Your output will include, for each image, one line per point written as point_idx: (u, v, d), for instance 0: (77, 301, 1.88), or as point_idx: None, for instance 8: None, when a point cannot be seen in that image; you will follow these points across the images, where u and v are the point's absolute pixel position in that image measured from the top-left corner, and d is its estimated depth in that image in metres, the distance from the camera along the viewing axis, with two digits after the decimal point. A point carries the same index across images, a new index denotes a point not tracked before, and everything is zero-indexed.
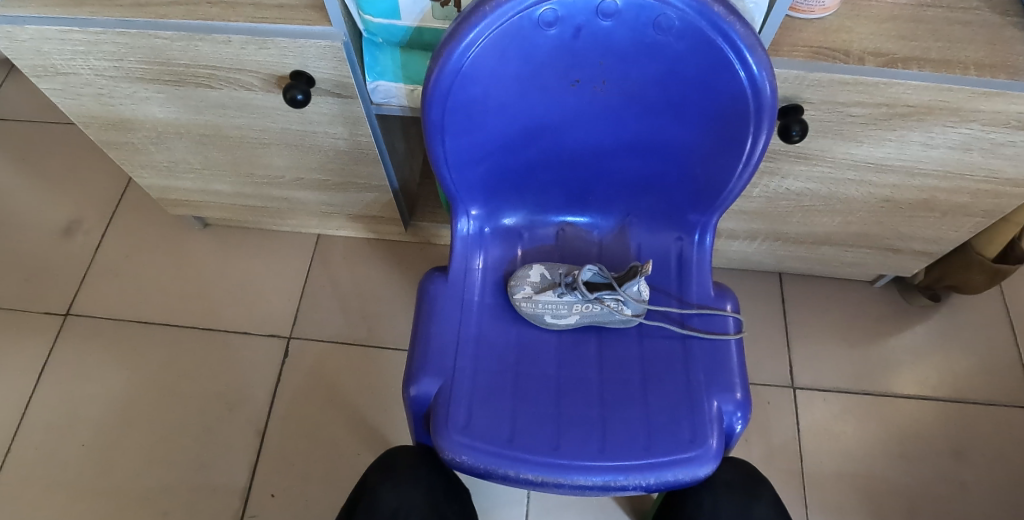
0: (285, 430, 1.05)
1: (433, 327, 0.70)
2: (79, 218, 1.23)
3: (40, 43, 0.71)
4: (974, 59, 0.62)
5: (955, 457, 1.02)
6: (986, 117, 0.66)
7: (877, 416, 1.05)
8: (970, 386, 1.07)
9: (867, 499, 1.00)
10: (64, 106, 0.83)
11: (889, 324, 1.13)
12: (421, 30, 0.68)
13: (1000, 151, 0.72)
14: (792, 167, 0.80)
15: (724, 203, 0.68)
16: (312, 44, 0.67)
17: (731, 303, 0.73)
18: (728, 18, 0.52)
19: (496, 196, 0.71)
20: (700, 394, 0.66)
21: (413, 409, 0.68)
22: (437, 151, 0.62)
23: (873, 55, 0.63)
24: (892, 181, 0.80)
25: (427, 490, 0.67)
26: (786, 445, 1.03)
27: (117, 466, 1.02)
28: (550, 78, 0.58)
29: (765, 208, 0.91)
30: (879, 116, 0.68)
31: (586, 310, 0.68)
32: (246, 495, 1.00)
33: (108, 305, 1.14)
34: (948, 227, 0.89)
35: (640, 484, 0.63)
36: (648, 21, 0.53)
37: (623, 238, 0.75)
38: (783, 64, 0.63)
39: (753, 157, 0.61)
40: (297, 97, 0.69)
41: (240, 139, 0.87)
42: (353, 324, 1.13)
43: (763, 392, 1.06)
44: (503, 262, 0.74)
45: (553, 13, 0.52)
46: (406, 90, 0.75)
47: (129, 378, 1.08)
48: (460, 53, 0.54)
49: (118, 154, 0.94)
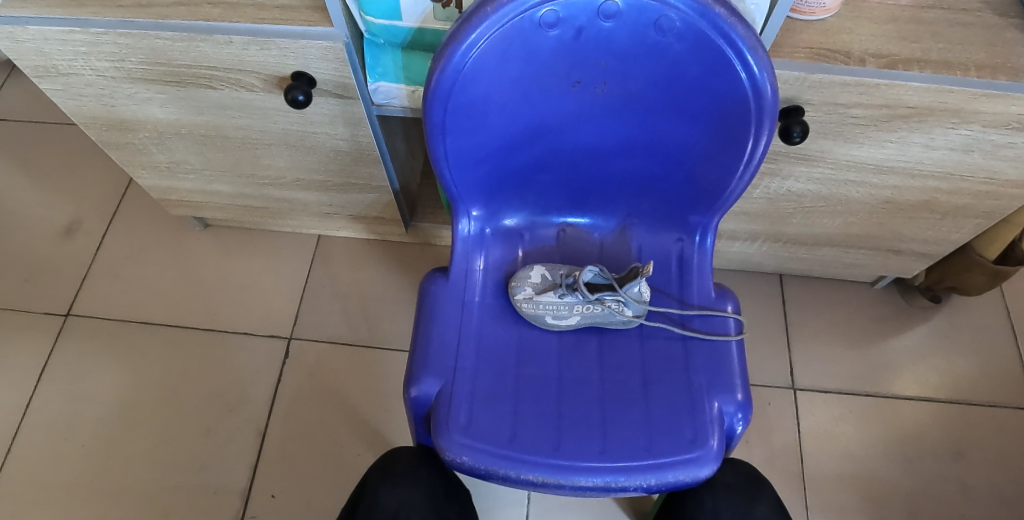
0: (285, 431, 1.05)
1: (434, 328, 0.70)
2: (79, 218, 1.23)
3: (41, 44, 0.71)
4: (975, 60, 0.62)
5: (955, 458, 1.02)
6: (987, 119, 0.66)
7: (877, 417, 1.05)
8: (971, 388, 1.07)
9: (868, 500, 1.00)
10: (65, 106, 0.83)
11: (889, 325, 1.13)
12: (422, 31, 0.68)
13: (1000, 153, 0.72)
14: (792, 168, 0.80)
15: (725, 205, 0.68)
16: (313, 45, 0.67)
17: (732, 304, 0.73)
18: (729, 19, 0.52)
19: (497, 196, 0.71)
20: (700, 395, 0.66)
21: (413, 410, 0.68)
22: (437, 152, 0.62)
23: (874, 56, 0.63)
24: (893, 182, 0.80)
25: (427, 490, 0.67)
26: (787, 446, 1.03)
27: (118, 466, 1.02)
28: (551, 79, 0.58)
29: (765, 210, 0.91)
30: (880, 118, 0.68)
31: (587, 311, 0.68)
32: (246, 496, 1.00)
33: (109, 305, 1.14)
34: (949, 228, 0.89)
35: (640, 485, 0.63)
36: (649, 22, 0.53)
37: (623, 239, 0.75)
38: (783, 66, 0.63)
39: (753, 158, 0.61)
40: (298, 98, 0.69)
41: (241, 140, 0.87)
42: (354, 324, 1.13)
43: (764, 393, 1.06)
44: (503, 262, 0.74)
45: (554, 14, 0.52)
46: (407, 91, 0.75)
47: (130, 379, 1.08)
48: (461, 54, 0.54)
49: (119, 154, 0.94)
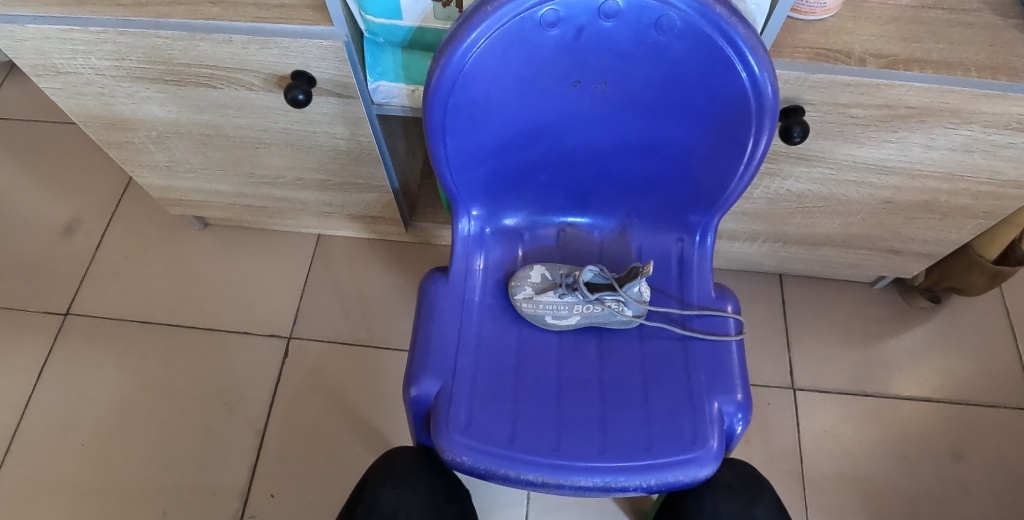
0: (285, 431, 1.04)
1: (433, 328, 0.70)
2: (79, 217, 1.23)
3: (40, 42, 0.71)
4: (975, 61, 0.62)
5: (955, 459, 1.02)
6: (987, 119, 0.66)
7: (876, 417, 1.05)
8: (970, 389, 1.07)
9: (867, 500, 1.00)
10: (64, 105, 0.83)
11: (889, 325, 1.13)
12: (422, 30, 0.68)
13: (1001, 153, 0.71)
14: (792, 169, 0.80)
15: (725, 205, 0.68)
16: (313, 44, 0.66)
17: (732, 304, 0.72)
18: (730, 19, 0.52)
19: (497, 196, 0.71)
20: (700, 395, 0.66)
21: (413, 410, 0.68)
22: (437, 152, 0.62)
23: (874, 56, 0.63)
24: (893, 183, 0.80)
25: (427, 491, 0.67)
26: (786, 447, 1.03)
27: (117, 465, 1.02)
28: (551, 79, 0.58)
29: (765, 210, 0.91)
30: (881, 117, 0.68)
31: (587, 311, 0.68)
32: (245, 496, 1.00)
33: (108, 304, 1.14)
34: (948, 229, 0.89)
35: (640, 485, 0.63)
36: (650, 21, 0.52)
37: (623, 239, 0.75)
38: (784, 65, 0.63)
39: (754, 157, 0.61)
40: (297, 97, 0.69)
41: (240, 139, 0.87)
42: (354, 324, 1.13)
43: (763, 393, 1.07)
44: (503, 262, 0.74)
45: (555, 13, 0.52)
46: (407, 91, 0.75)
47: (129, 378, 1.08)
48: (461, 53, 0.54)
49: (118, 153, 0.94)
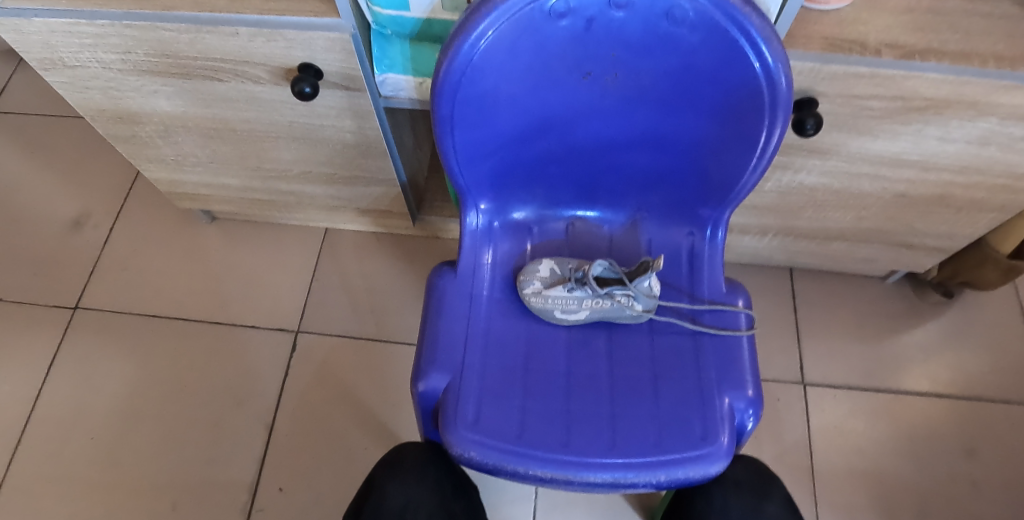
0: (293, 425, 1.05)
1: (442, 322, 0.69)
2: (87, 211, 1.23)
3: (47, 36, 0.71)
4: (994, 51, 0.61)
5: (967, 455, 1.01)
6: (1005, 111, 0.65)
7: (887, 413, 1.04)
8: (982, 385, 1.05)
9: (877, 497, 0.99)
10: (72, 100, 0.83)
11: (900, 320, 1.12)
12: (431, 21, 0.67)
13: (1018, 146, 0.70)
14: (805, 162, 0.79)
15: (737, 199, 0.67)
16: (320, 36, 0.66)
17: (743, 298, 0.72)
18: (744, 9, 0.51)
19: (507, 189, 0.71)
20: (711, 391, 0.66)
21: (421, 405, 0.67)
22: (445, 146, 0.62)
23: (890, 46, 0.62)
24: (908, 176, 0.79)
25: (434, 487, 0.67)
26: (796, 443, 1.02)
27: (126, 458, 1.02)
28: (561, 70, 0.57)
29: (776, 203, 0.90)
30: (897, 110, 0.67)
31: (597, 306, 0.67)
32: (254, 489, 1.00)
33: (116, 298, 1.15)
34: (963, 223, 0.88)
35: (650, 482, 0.62)
36: (662, 12, 0.52)
37: (633, 233, 0.74)
38: (797, 56, 0.62)
39: (766, 149, 0.60)
40: (304, 90, 0.68)
41: (247, 132, 0.86)
42: (361, 319, 1.13)
43: (773, 388, 1.06)
44: (512, 256, 0.74)
45: (564, 4, 0.51)
46: (416, 83, 0.75)
47: (137, 371, 1.09)
48: (470, 45, 0.53)
49: (126, 147, 0.94)
